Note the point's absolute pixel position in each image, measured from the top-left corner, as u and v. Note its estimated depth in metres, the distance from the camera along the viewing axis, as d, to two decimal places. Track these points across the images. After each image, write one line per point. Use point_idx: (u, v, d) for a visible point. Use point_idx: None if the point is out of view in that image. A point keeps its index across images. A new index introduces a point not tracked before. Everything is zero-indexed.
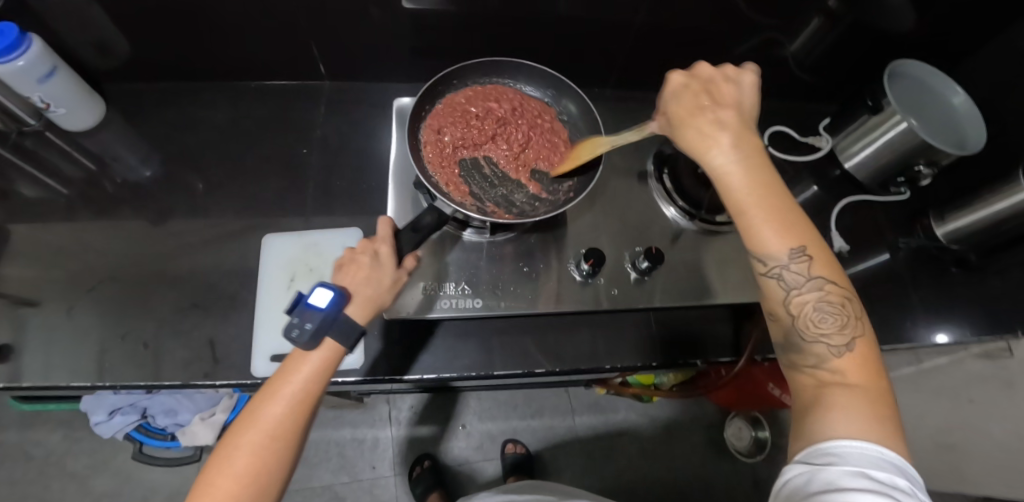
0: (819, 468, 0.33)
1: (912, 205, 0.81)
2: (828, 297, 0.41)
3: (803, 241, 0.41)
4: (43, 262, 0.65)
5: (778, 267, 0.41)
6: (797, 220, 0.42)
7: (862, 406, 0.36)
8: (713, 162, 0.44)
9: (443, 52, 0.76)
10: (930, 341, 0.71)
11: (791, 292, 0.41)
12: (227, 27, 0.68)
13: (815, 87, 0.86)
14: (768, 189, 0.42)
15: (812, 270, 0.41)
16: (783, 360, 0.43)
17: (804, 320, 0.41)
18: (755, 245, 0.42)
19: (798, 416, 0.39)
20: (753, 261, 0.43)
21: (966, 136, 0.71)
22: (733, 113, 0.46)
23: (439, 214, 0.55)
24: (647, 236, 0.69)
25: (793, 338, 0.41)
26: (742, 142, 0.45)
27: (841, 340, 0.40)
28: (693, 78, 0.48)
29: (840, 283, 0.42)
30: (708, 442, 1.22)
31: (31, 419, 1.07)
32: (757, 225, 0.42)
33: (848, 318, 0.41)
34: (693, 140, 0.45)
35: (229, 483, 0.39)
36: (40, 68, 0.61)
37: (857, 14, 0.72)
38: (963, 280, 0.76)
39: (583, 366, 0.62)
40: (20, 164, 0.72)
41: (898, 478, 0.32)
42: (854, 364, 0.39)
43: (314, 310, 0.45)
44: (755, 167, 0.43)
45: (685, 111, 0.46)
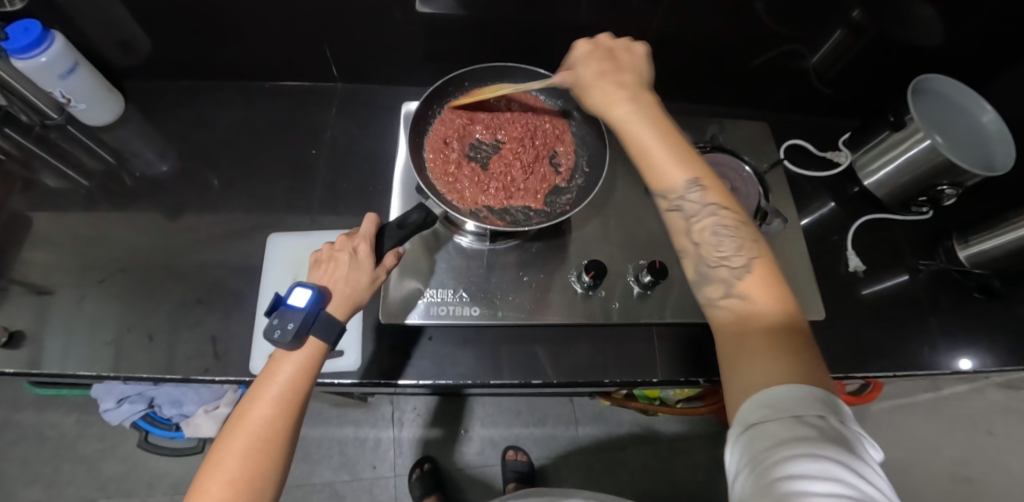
0: (758, 425, 0.32)
1: (934, 226, 0.78)
2: (725, 223, 0.42)
3: (695, 174, 0.44)
4: (58, 251, 0.67)
5: (679, 199, 0.43)
6: (688, 156, 0.45)
7: (769, 336, 0.36)
8: (613, 113, 0.48)
9: (455, 57, 0.76)
10: (950, 368, 0.68)
11: (691, 222, 0.43)
12: (244, 29, 0.70)
13: (836, 102, 0.84)
14: (661, 132, 0.46)
15: (707, 199, 0.43)
16: (698, 296, 0.43)
17: (706, 248, 0.43)
18: (656, 182, 0.45)
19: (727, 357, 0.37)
20: (656, 199, 0.45)
21: (994, 157, 0.68)
22: (632, 74, 0.50)
23: (426, 212, 0.52)
24: (653, 248, 0.67)
25: (701, 270, 0.42)
26: (636, 94, 0.49)
27: (742, 262, 0.41)
28: (597, 44, 0.53)
29: (737, 211, 0.43)
30: (714, 460, 1.20)
31: (47, 402, 1.10)
32: (656, 164, 0.45)
33: (746, 242, 0.42)
34: (598, 98, 0.50)
35: (221, 490, 0.39)
36: (62, 64, 0.63)
37: (882, 27, 0.70)
38: (986, 306, 0.73)
39: (582, 379, 0.61)
40: (42, 155, 0.75)
41: (829, 417, 0.31)
42: (761, 290, 0.40)
43: (294, 310, 0.46)
44: (646, 111, 0.48)
45: (588, 79, 0.51)
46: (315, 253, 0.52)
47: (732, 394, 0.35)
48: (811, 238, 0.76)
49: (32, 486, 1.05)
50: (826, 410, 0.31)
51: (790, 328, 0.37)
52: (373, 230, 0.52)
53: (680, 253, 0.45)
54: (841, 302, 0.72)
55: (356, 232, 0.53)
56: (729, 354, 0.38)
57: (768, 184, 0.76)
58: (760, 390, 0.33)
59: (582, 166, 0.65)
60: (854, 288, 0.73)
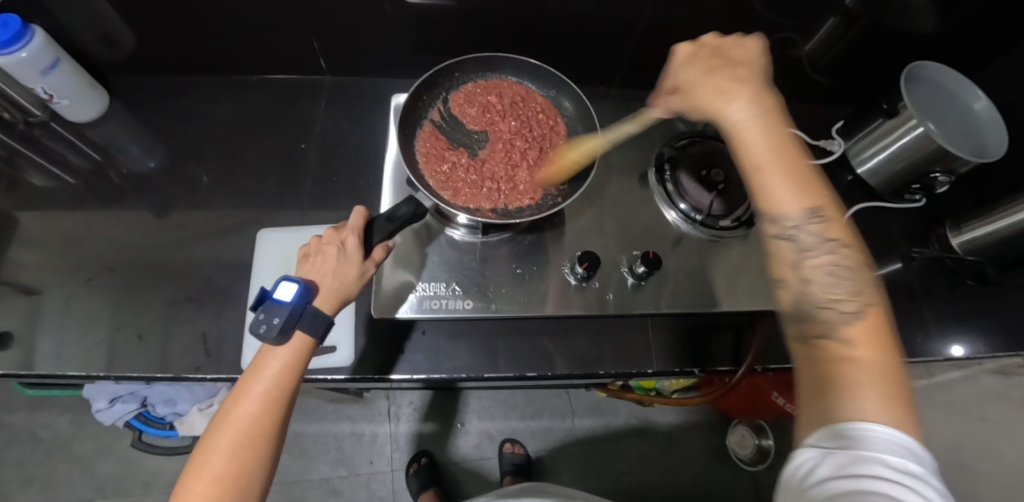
0: (825, 453, 0.31)
1: (927, 214, 0.78)
2: (841, 263, 0.38)
3: (819, 202, 0.38)
4: (46, 250, 0.66)
5: (791, 228, 0.38)
6: (812, 181, 0.39)
7: (871, 380, 0.33)
8: (727, 113, 0.42)
9: (446, 49, 0.75)
10: (944, 355, 0.68)
11: (804, 255, 0.38)
12: (230, 22, 0.68)
13: (829, 90, 0.83)
14: (784, 145, 0.40)
15: (829, 233, 0.37)
16: (786, 331, 0.38)
17: (817, 287, 0.37)
18: (768, 202, 0.39)
19: (807, 393, 0.35)
20: (764, 223, 0.39)
21: (987, 144, 0.68)
22: (749, 70, 0.45)
23: (416, 205, 0.52)
24: (648, 240, 0.67)
25: (802, 306, 0.37)
26: (761, 94, 0.43)
27: (855, 308, 0.36)
28: (700, 47, 0.47)
29: (853, 251, 0.39)
30: (710, 449, 1.21)
31: (39, 402, 1.09)
32: (769, 181, 0.39)
33: (863, 287, 0.37)
34: (709, 99, 0.44)
35: (207, 487, 0.39)
36: (43, 60, 0.62)
37: (876, 16, 0.70)
38: (979, 293, 0.73)
39: (577, 371, 0.61)
40: (27, 153, 0.73)
41: (912, 464, 0.29)
42: (869, 336, 0.35)
43: (280, 305, 0.45)
44: (766, 116, 0.41)
45: (694, 80, 0.46)
46: (303, 247, 0.51)
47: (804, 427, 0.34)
48: None
49: (27, 487, 1.04)
50: (910, 456, 0.30)
51: (898, 384, 0.33)
52: (362, 223, 0.51)
53: (778, 284, 0.40)
54: None
55: (344, 225, 0.52)
56: (807, 391, 0.36)
57: None
58: (833, 423, 0.32)
59: None
60: None
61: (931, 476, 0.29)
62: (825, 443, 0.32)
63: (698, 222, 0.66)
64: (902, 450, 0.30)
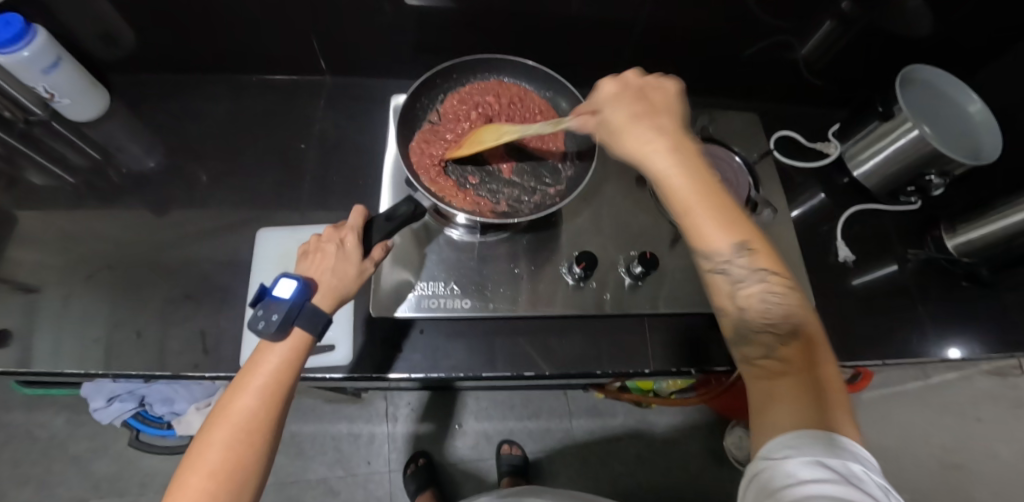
0: (777, 462, 0.32)
1: (922, 215, 0.79)
2: (773, 289, 0.38)
3: (743, 236, 0.38)
4: (46, 248, 0.66)
5: (724, 263, 0.38)
6: (735, 217, 0.39)
7: (809, 396, 0.35)
8: (652, 164, 0.41)
9: (444, 50, 0.76)
10: (940, 356, 0.69)
11: (738, 286, 0.38)
12: (230, 22, 0.69)
13: (825, 93, 0.84)
14: (706, 187, 0.39)
15: (755, 265, 0.38)
16: (734, 353, 0.40)
17: (754, 312, 0.38)
18: (699, 242, 0.39)
19: (756, 410, 0.37)
20: (697, 259, 0.40)
21: (981, 145, 0.69)
22: (669, 110, 0.44)
23: (415, 204, 0.53)
24: (645, 240, 0.67)
25: (742, 331, 0.39)
26: (675, 139, 0.42)
27: (788, 328, 0.38)
28: (625, 85, 0.47)
29: (784, 274, 0.39)
30: (708, 450, 1.21)
31: (36, 402, 1.09)
32: (700, 225, 0.39)
33: (793, 306, 0.38)
34: (630, 143, 0.43)
35: (203, 481, 0.39)
36: (44, 58, 0.62)
37: (872, 19, 0.70)
38: (974, 294, 0.73)
39: (574, 370, 0.61)
40: (27, 152, 0.74)
41: (851, 463, 0.31)
42: (803, 356, 0.37)
43: (279, 301, 0.46)
44: (689, 163, 0.40)
45: (618, 124, 0.45)
46: (303, 245, 0.52)
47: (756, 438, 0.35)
48: (801, 228, 0.77)
49: (23, 487, 1.04)
50: (848, 456, 0.31)
51: (833, 394, 0.35)
52: (361, 222, 0.52)
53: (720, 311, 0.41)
54: (832, 291, 0.72)
55: (343, 224, 0.52)
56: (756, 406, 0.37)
57: (757, 176, 0.76)
58: (784, 433, 0.33)
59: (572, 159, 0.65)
60: (844, 278, 0.73)
61: (868, 473, 0.31)
62: (779, 452, 0.32)
63: None
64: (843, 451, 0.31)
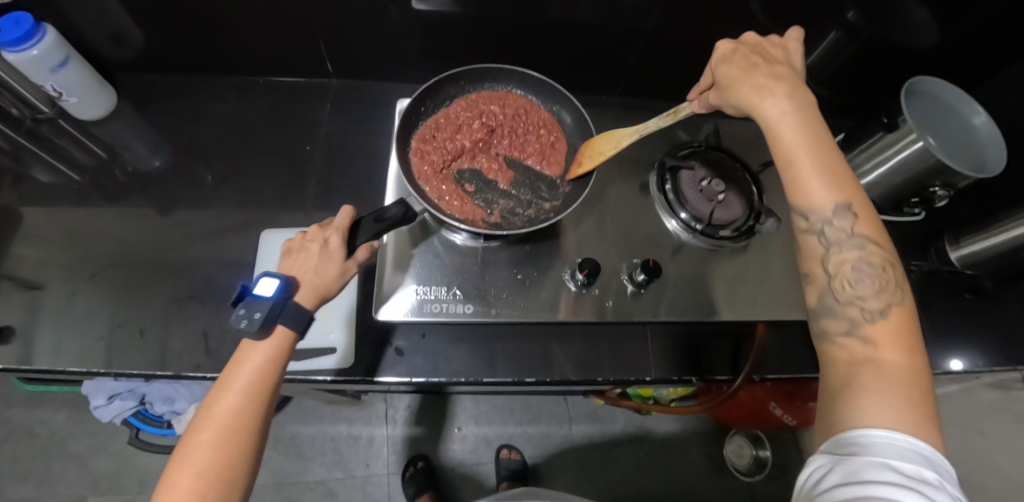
0: (840, 459, 0.33)
1: (926, 227, 0.79)
2: (868, 259, 0.42)
3: (848, 198, 0.42)
4: (50, 246, 0.66)
5: (821, 224, 0.42)
6: (846, 178, 0.42)
7: (886, 376, 0.35)
8: (765, 111, 0.45)
9: (451, 55, 0.76)
10: (942, 368, 0.69)
11: (831, 250, 0.42)
12: (239, 24, 0.69)
13: (830, 103, 0.84)
14: (819, 142, 0.43)
15: (856, 228, 0.41)
16: (815, 326, 0.43)
17: (841, 281, 0.42)
18: (800, 199, 0.43)
19: (830, 388, 0.38)
20: (797, 219, 0.44)
21: (986, 158, 0.68)
22: (787, 69, 0.48)
23: (406, 207, 0.52)
24: (648, 247, 0.67)
25: (827, 301, 0.42)
26: (794, 91, 0.46)
27: (879, 305, 0.40)
28: (741, 45, 0.50)
29: (882, 247, 0.42)
30: (707, 458, 1.20)
31: (37, 398, 1.09)
32: (804, 179, 0.43)
33: (888, 284, 0.41)
34: (748, 94, 0.47)
35: (191, 481, 0.39)
36: (54, 57, 0.63)
37: (877, 29, 0.70)
38: (977, 307, 0.73)
39: (576, 377, 0.61)
40: (34, 149, 0.74)
41: (926, 471, 0.31)
42: (887, 332, 0.38)
43: (260, 299, 0.45)
44: (805, 115, 0.45)
45: (731, 78, 0.49)
46: (287, 242, 0.52)
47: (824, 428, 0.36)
48: None
49: (22, 484, 1.04)
50: (925, 463, 0.31)
51: (919, 384, 0.35)
52: (347, 222, 0.51)
53: (807, 277, 0.45)
54: None
55: (329, 223, 0.52)
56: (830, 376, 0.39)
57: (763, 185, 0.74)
58: (852, 429, 0.33)
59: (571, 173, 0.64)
60: None
61: (941, 482, 0.31)
62: (844, 447, 0.33)
63: (698, 231, 0.65)
64: (916, 456, 0.31)
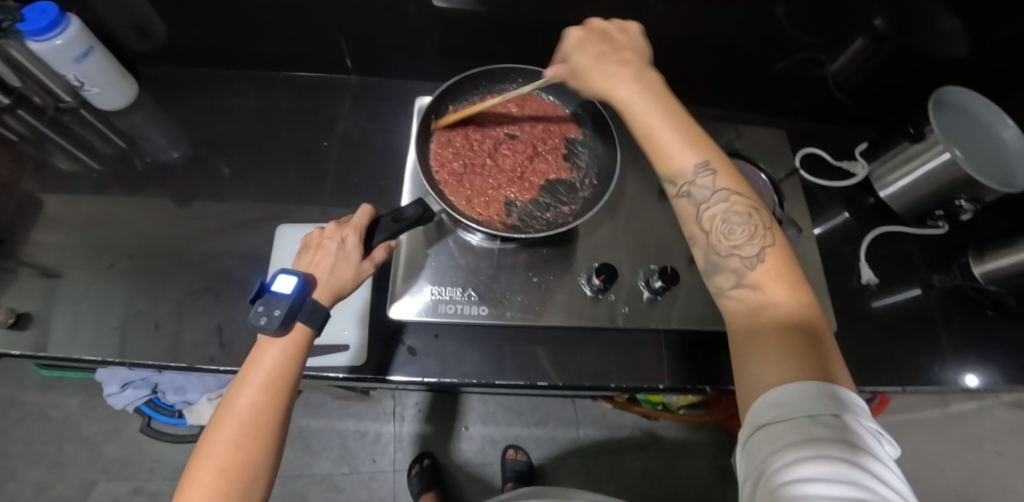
0: (768, 425, 0.31)
1: (949, 240, 0.77)
2: (735, 208, 0.42)
3: (705, 158, 0.43)
4: (70, 234, 0.67)
5: (687, 184, 0.43)
6: (698, 140, 0.44)
7: (785, 318, 0.36)
8: (620, 96, 0.47)
9: (470, 54, 0.76)
10: (961, 386, 0.67)
11: (700, 210, 0.43)
12: (261, 19, 0.69)
13: (852, 111, 0.83)
14: (670, 114, 0.45)
15: (716, 184, 0.42)
16: (709, 286, 0.43)
17: (716, 236, 0.42)
18: (665, 166, 0.44)
19: (738, 343, 0.38)
20: (665, 186, 0.45)
21: (1015, 172, 0.67)
22: (633, 54, 0.50)
23: (423, 207, 0.52)
24: (663, 254, 0.66)
25: (712, 258, 0.42)
26: (639, 73, 0.48)
27: (754, 251, 0.40)
28: (589, 32, 0.52)
29: (748, 197, 0.43)
30: (715, 467, 1.19)
31: (52, 383, 1.11)
32: (663, 150, 0.44)
33: (758, 228, 0.41)
34: (598, 82, 0.49)
35: (214, 478, 0.39)
36: (77, 47, 0.63)
37: (904, 39, 0.69)
38: (1000, 324, 0.72)
39: (588, 383, 0.60)
40: (55, 138, 0.75)
41: (844, 413, 0.30)
42: (770, 277, 0.39)
43: (280, 297, 0.46)
44: (650, 92, 0.46)
45: (585, 65, 0.50)
46: (305, 238, 0.52)
47: (746, 388, 0.35)
48: (825, 247, 0.75)
49: (35, 466, 1.05)
50: (840, 407, 0.31)
51: (809, 319, 0.36)
52: (366, 222, 0.52)
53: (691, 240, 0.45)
54: (852, 314, 0.70)
55: (348, 221, 0.52)
56: (735, 332, 0.39)
57: (783, 193, 0.75)
58: (770, 390, 0.33)
59: (590, 178, 0.64)
60: (866, 301, 0.72)
61: (858, 420, 0.31)
62: (767, 411, 0.32)
63: None
64: (833, 401, 0.31)
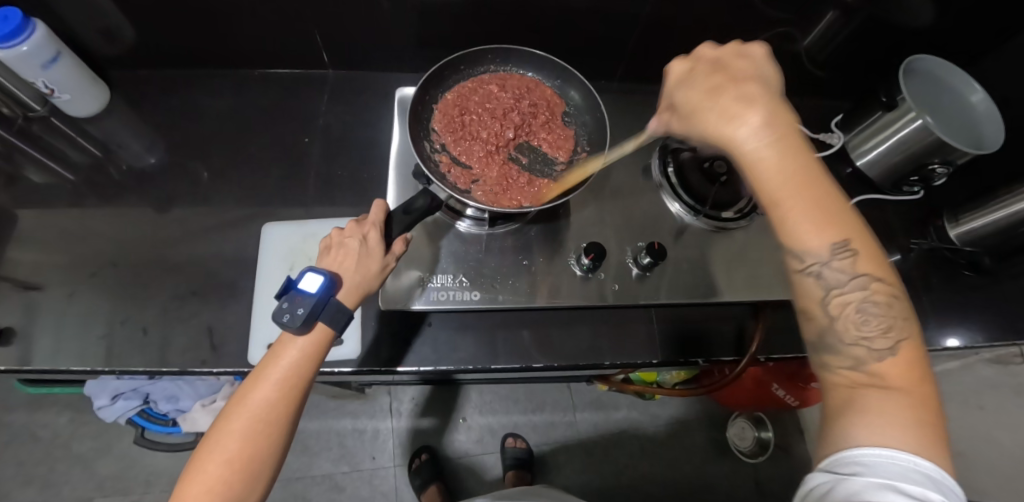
0: (843, 479, 0.31)
1: (924, 205, 0.79)
2: (873, 298, 0.38)
3: (847, 236, 0.37)
4: (47, 246, 0.66)
5: (818, 265, 0.37)
6: (838, 210, 0.38)
7: (895, 405, 0.33)
8: (741, 149, 0.39)
9: (447, 43, 0.75)
10: (942, 345, 0.69)
11: (831, 292, 0.38)
12: (233, 17, 0.68)
13: (827, 84, 0.84)
14: (808, 179, 0.38)
15: (856, 268, 0.37)
16: (815, 363, 0.39)
17: (844, 323, 0.37)
18: (792, 238, 0.38)
19: (831, 418, 0.35)
20: (788, 257, 0.39)
21: (984, 136, 0.69)
22: (759, 85, 0.41)
23: (431, 196, 0.53)
24: (650, 231, 0.67)
25: (830, 341, 0.38)
26: (769, 118, 0.39)
27: (888, 344, 0.36)
28: (698, 61, 0.43)
29: (888, 283, 0.38)
30: (711, 441, 1.22)
31: (37, 402, 1.09)
32: (793, 220, 0.38)
33: (897, 322, 0.37)
34: (710, 125, 0.40)
35: (219, 468, 0.39)
36: (44, 52, 0.61)
37: (873, 10, 0.71)
38: (976, 283, 0.74)
39: (583, 362, 0.61)
40: (27, 149, 0.73)
41: (932, 493, 0.29)
42: (900, 371, 0.35)
43: (304, 295, 0.45)
44: (786, 149, 0.38)
45: (695, 103, 0.42)
46: (324, 239, 0.51)
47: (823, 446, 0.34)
48: None
49: (26, 487, 1.03)
50: (929, 485, 0.29)
51: (932, 417, 0.33)
52: (382, 217, 0.51)
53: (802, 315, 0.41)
54: None
55: (364, 219, 0.52)
56: (831, 412, 0.36)
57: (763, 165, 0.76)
58: (853, 448, 0.32)
59: (582, 148, 0.65)
60: None
61: None
62: (845, 466, 0.31)
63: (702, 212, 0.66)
64: (921, 479, 0.30)
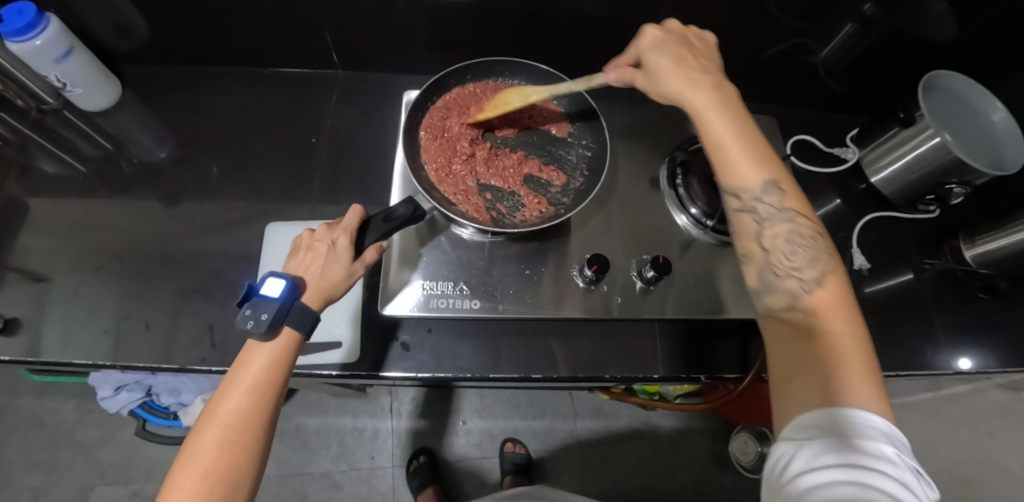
0: (801, 444, 0.32)
1: (939, 225, 0.78)
2: (799, 232, 0.43)
3: (775, 177, 0.43)
4: (55, 238, 0.66)
5: (751, 201, 0.44)
6: (769, 159, 0.44)
7: (843, 342, 0.36)
8: (694, 106, 0.46)
9: (458, 46, 0.75)
10: (954, 369, 0.68)
11: (763, 226, 0.43)
12: (244, 15, 0.68)
13: (843, 97, 0.82)
14: (744, 131, 0.45)
15: (783, 203, 0.43)
16: (759, 306, 0.43)
17: (777, 256, 0.43)
18: (733, 180, 0.44)
19: (783, 370, 0.37)
20: (728, 198, 0.45)
21: (1004, 158, 0.67)
22: (710, 62, 0.49)
23: (413, 205, 0.51)
24: (656, 244, 0.66)
25: (768, 276, 0.42)
26: (717, 83, 0.47)
27: (814, 274, 0.41)
28: (668, 32, 0.50)
29: (809, 223, 0.44)
30: (712, 453, 1.20)
31: (44, 389, 1.10)
32: (732, 162, 0.44)
33: (819, 253, 0.42)
34: (678, 87, 0.47)
35: (197, 483, 0.38)
36: (57, 47, 0.62)
37: (894, 23, 0.69)
38: (992, 307, 0.72)
39: (584, 374, 0.60)
40: (39, 140, 0.74)
41: (886, 446, 0.31)
42: (830, 305, 0.38)
43: (268, 300, 0.45)
44: (731, 109, 0.45)
45: (659, 69, 0.49)
46: (295, 239, 0.51)
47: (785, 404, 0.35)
48: None
49: (32, 472, 1.05)
50: (882, 438, 0.31)
51: (867, 352, 0.35)
52: (357, 223, 0.51)
53: (745, 257, 0.45)
54: None
55: (338, 223, 0.51)
56: (779, 355, 0.38)
57: None
58: (814, 411, 0.33)
59: (580, 169, 0.64)
60: (859, 286, 0.72)
61: (901, 456, 0.31)
62: (802, 431, 0.33)
63: (709, 227, 0.65)
64: (875, 433, 0.31)
